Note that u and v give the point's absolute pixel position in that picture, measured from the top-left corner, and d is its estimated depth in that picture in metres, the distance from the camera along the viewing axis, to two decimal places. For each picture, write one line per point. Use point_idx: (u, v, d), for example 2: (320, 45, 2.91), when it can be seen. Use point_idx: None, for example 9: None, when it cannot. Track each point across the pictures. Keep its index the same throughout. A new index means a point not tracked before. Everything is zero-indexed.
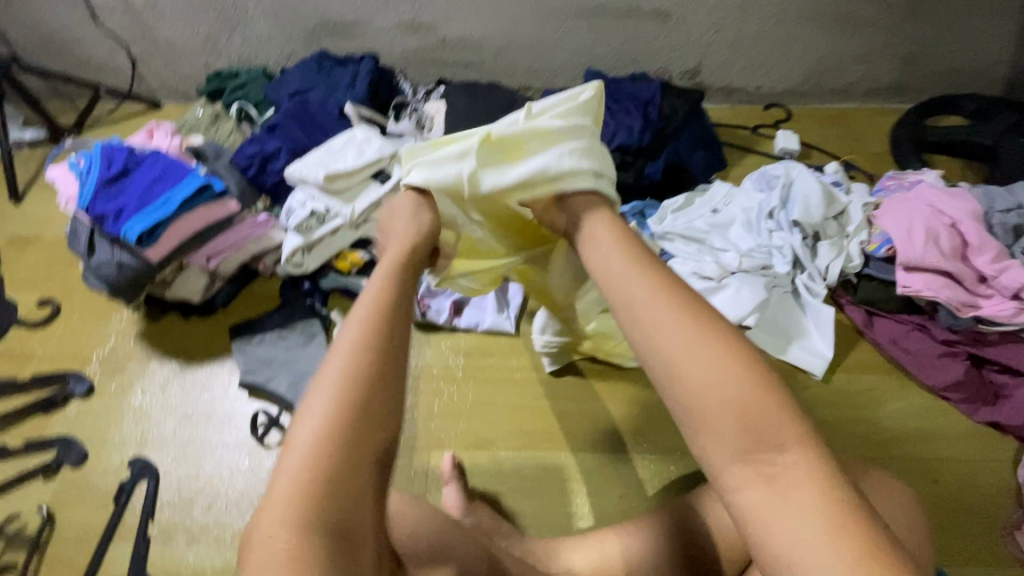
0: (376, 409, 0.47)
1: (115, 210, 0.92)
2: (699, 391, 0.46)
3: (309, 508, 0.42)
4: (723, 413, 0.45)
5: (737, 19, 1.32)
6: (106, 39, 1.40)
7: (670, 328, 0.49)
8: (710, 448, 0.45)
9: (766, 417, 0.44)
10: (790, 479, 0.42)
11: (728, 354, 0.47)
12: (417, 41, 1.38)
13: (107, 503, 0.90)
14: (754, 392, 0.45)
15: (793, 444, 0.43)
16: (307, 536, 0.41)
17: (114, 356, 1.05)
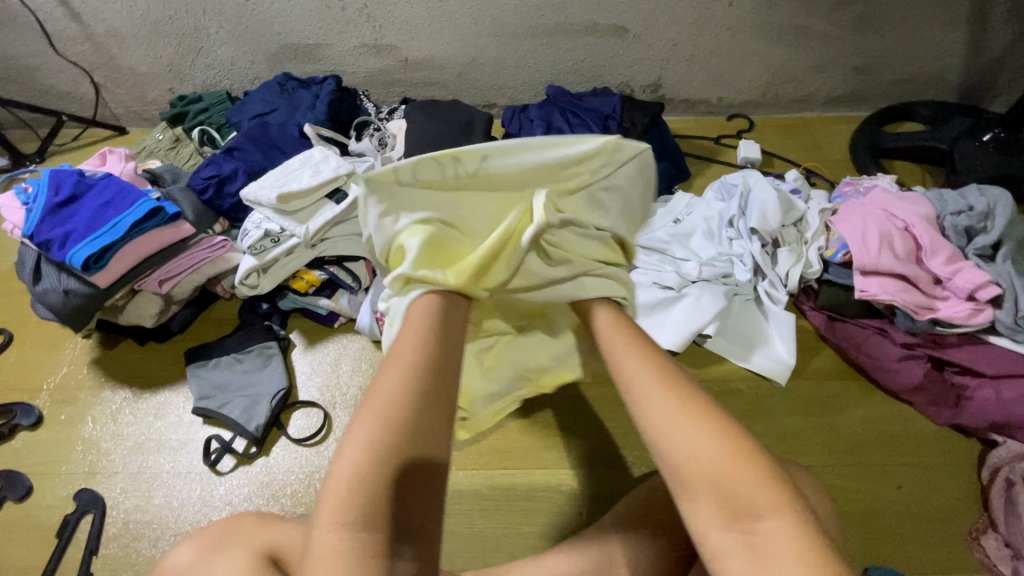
0: (425, 427, 0.49)
1: (61, 236, 0.90)
2: (681, 464, 0.48)
3: (356, 510, 0.45)
4: (705, 484, 0.47)
5: (694, 33, 1.33)
6: (67, 68, 1.40)
7: (658, 405, 0.52)
8: (693, 516, 0.47)
9: (744, 485, 0.46)
10: (768, 546, 0.44)
11: (710, 427, 0.49)
12: (380, 62, 1.39)
13: (50, 539, 0.87)
14: (741, 465, 0.47)
15: (773, 511, 0.45)
16: (353, 530, 0.45)
17: (66, 385, 1.03)
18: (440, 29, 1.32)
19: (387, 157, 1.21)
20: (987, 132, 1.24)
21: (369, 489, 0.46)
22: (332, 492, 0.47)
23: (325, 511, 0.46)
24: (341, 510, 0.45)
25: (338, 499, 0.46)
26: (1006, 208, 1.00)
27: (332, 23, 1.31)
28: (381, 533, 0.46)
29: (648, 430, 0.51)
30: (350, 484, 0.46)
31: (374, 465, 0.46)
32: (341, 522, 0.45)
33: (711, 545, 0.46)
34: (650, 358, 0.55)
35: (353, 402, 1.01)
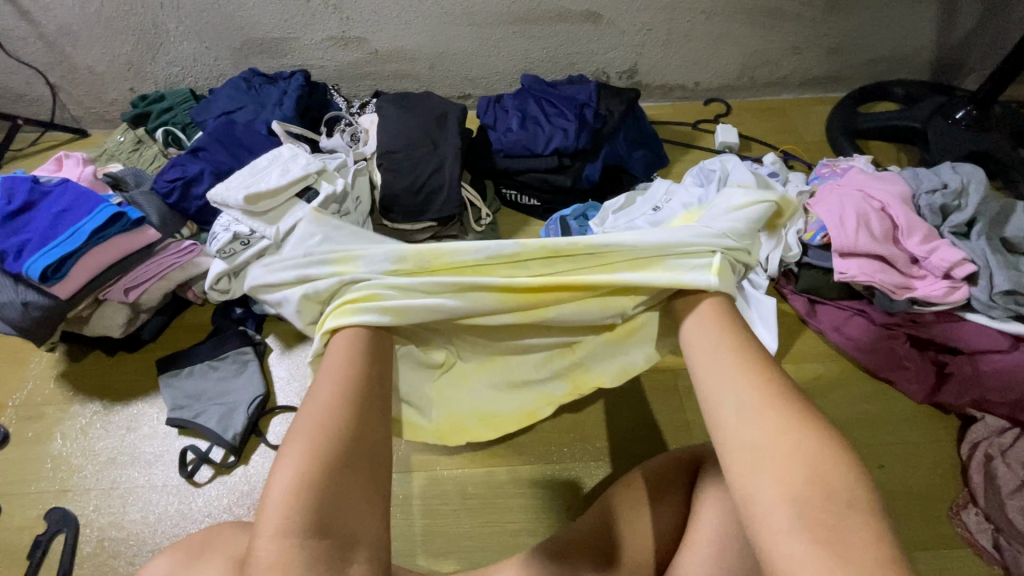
0: (358, 437, 0.46)
1: (17, 246, 0.86)
2: (777, 437, 0.44)
3: (296, 523, 0.41)
4: (805, 460, 0.42)
5: (668, 17, 1.31)
6: (20, 69, 1.34)
7: (758, 378, 0.48)
8: (769, 483, 0.42)
9: (846, 475, 0.41)
10: (858, 533, 0.39)
11: (816, 416, 0.45)
12: (349, 55, 1.35)
13: (20, 562, 0.84)
14: (844, 458, 0.42)
15: (870, 506, 0.40)
16: (289, 547, 0.40)
17: (33, 401, 0.99)
18: (409, 19, 1.29)
19: (360, 153, 1.18)
20: (960, 110, 1.25)
21: (307, 503, 0.41)
22: (266, 514, 0.41)
23: (257, 533, 0.41)
24: (277, 528, 0.40)
25: (271, 515, 0.41)
26: (979, 184, 1.00)
27: (296, 15, 1.27)
28: (321, 550, 0.40)
29: (744, 398, 0.47)
30: (284, 499, 0.41)
31: (311, 477, 0.42)
32: (278, 541, 0.40)
33: (785, 520, 0.41)
34: (723, 352, 0.51)
35: None
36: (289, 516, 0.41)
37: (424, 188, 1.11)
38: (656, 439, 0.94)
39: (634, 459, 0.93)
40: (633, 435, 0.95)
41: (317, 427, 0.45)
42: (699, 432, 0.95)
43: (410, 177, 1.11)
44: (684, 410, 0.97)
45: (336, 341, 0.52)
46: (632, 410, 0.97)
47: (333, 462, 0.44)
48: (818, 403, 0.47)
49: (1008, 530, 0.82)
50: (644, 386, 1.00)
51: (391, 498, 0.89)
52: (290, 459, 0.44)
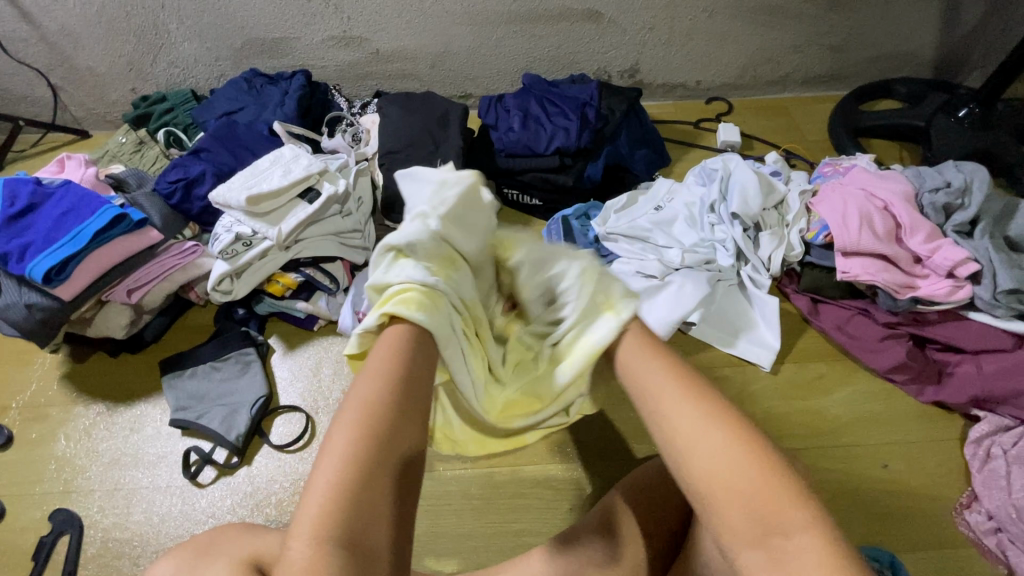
0: (394, 442, 0.44)
1: (20, 248, 0.86)
2: (705, 478, 0.43)
3: (332, 527, 0.40)
4: (736, 498, 0.42)
5: (669, 16, 1.31)
6: (21, 70, 1.34)
7: (680, 412, 0.46)
8: (723, 530, 0.43)
9: (776, 503, 0.41)
10: (797, 562, 0.39)
11: (741, 442, 0.44)
12: (350, 55, 1.35)
13: (24, 563, 0.84)
14: (773, 482, 0.42)
15: (804, 529, 0.40)
16: (323, 553, 0.39)
17: (36, 402, 0.99)
18: (410, 19, 1.29)
19: (362, 153, 1.18)
20: (962, 109, 1.25)
21: (342, 510, 0.41)
22: (303, 518, 0.41)
23: (294, 535, 0.40)
24: (313, 532, 0.40)
25: (308, 520, 0.41)
26: (983, 182, 1.00)
27: (297, 15, 1.27)
28: (355, 557, 0.40)
29: (668, 438, 0.46)
30: (323, 504, 0.41)
31: (350, 484, 0.41)
32: (315, 544, 0.39)
33: (739, 563, 0.42)
34: (653, 388, 0.49)
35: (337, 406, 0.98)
36: (325, 519, 0.40)
37: None
38: None
39: (637, 459, 0.92)
40: (636, 436, 0.95)
41: (354, 429, 0.43)
42: None
43: None
44: None
45: (390, 330, 0.49)
46: (635, 410, 0.97)
47: (371, 468, 0.42)
48: (740, 423, 0.45)
49: (1011, 530, 0.81)
50: None
51: None
52: (327, 461, 0.42)
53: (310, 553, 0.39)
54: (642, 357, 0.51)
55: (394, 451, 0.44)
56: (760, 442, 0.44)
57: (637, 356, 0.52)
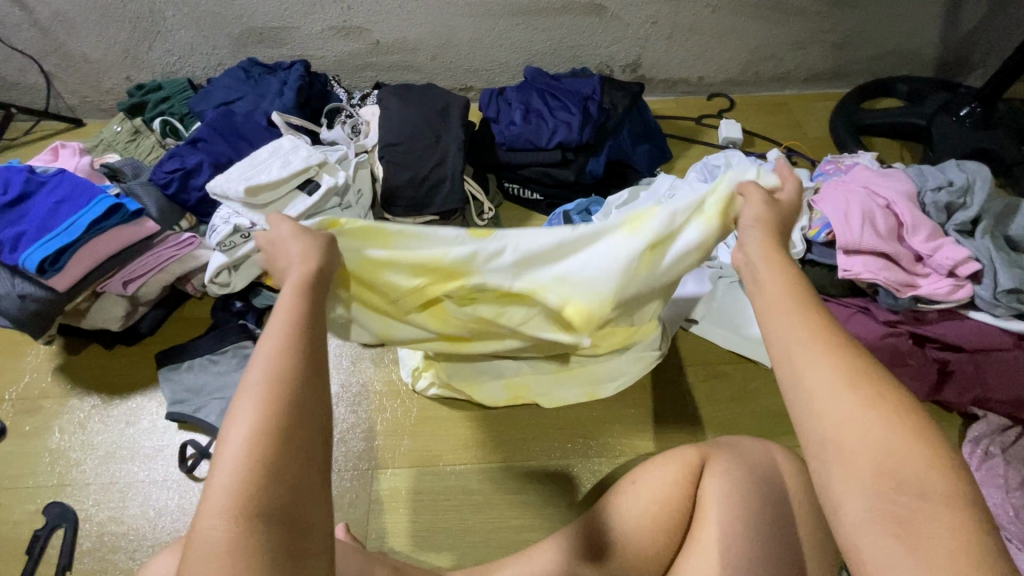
0: (305, 401, 0.40)
1: (14, 238, 0.85)
2: (848, 426, 0.39)
3: (249, 501, 0.36)
4: (865, 449, 0.38)
5: (673, 11, 1.30)
6: (13, 56, 1.31)
7: (814, 360, 0.41)
8: (839, 478, 0.38)
9: (908, 463, 0.37)
10: (925, 525, 0.35)
11: (884, 395, 0.39)
12: (350, 45, 1.33)
13: (19, 556, 0.83)
14: (914, 443, 0.37)
15: (943, 496, 0.36)
16: (246, 533, 0.35)
17: (30, 394, 0.98)
18: (411, 10, 1.27)
19: (362, 144, 1.16)
20: (964, 108, 1.25)
21: (260, 484, 0.37)
22: (214, 491, 0.37)
23: (204, 512, 0.36)
24: (228, 510, 0.36)
25: (224, 493, 0.36)
26: (985, 182, 1.00)
27: (297, 4, 1.25)
28: (282, 534, 0.36)
29: (798, 379, 0.41)
30: (237, 477, 0.37)
31: (263, 447, 0.38)
32: (232, 521, 0.36)
33: (845, 511, 0.38)
34: (788, 327, 0.44)
35: (336, 402, 0.97)
36: (244, 486, 0.37)
37: (426, 182, 1.10)
38: (659, 436, 0.94)
39: (637, 455, 0.92)
40: (636, 432, 0.94)
41: (267, 383, 0.40)
42: (704, 431, 0.95)
43: (412, 170, 1.10)
44: (687, 407, 0.97)
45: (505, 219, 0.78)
46: (635, 406, 0.97)
47: (282, 437, 0.38)
48: (886, 378, 0.40)
49: (1009, 529, 0.82)
50: (648, 382, 1.00)
51: (392, 493, 0.88)
52: (239, 421, 0.39)
53: (230, 530, 0.35)
54: (786, 296, 0.46)
55: (311, 406, 0.41)
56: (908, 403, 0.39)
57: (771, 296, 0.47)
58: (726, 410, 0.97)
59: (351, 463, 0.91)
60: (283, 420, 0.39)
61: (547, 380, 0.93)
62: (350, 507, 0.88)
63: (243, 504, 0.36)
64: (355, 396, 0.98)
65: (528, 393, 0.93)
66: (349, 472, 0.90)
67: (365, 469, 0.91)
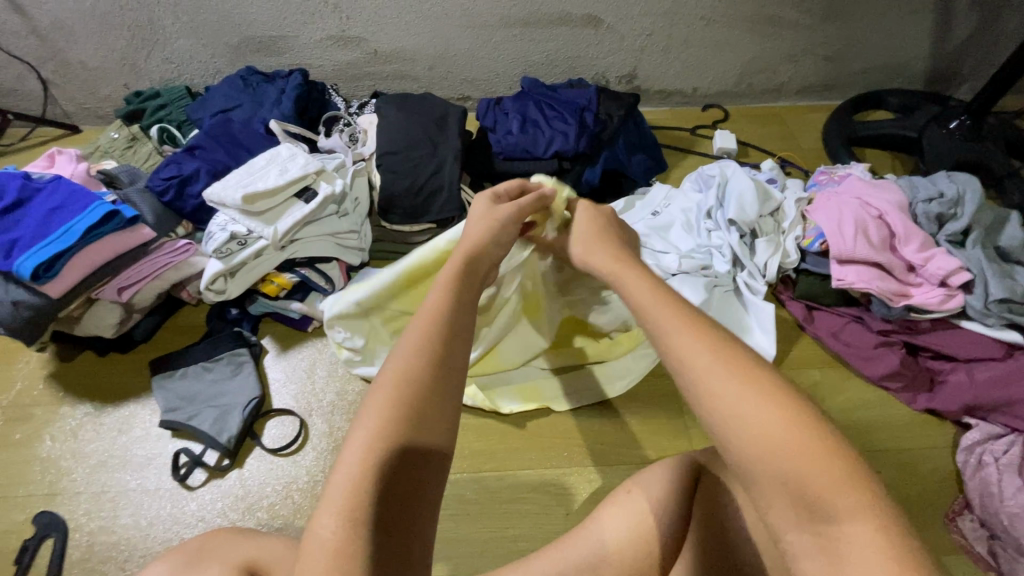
0: (425, 414, 0.49)
1: (8, 244, 0.84)
2: (758, 454, 0.42)
3: (360, 506, 0.44)
4: (777, 470, 0.41)
5: (668, 23, 1.32)
6: (10, 62, 1.31)
7: (719, 383, 0.44)
8: (774, 507, 0.42)
9: (820, 485, 0.39)
10: (849, 547, 0.38)
11: (791, 417, 0.42)
12: (348, 55, 1.34)
13: (7, 565, 0.82)
14: (823, 461, 0.40)
15: (855, 516, 0.38)
16: (355, 534, 0.43)
17: (21, 402, 0.97)
18: (409, 20, 1.28)
19: (359, 153, 1.17)
20: (953, 119, 1.27)
21: (372, 487, 0.45)
22: (336, 489, 0.45)
23: (322, 513, 0.44)
24: (342, 510, 0.44)
25: (342, 492, 0.44)
26: (975, 194, 1.02)
27: (296, 14, 1.26)
28: (387, 532, 0.44)
29: (708, 407, 0.44)
30: (354, 481, 0.45)
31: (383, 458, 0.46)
32: (342, 521, 0.43)
33: (787, 542, 0.41)
34: (684, 347, 0.48)
35: (331, 409, 0.97)
36: (358, 491, 0.44)
37: (423, 190, 1.10)
38: (656, 445, 0.94)
39: (633, 464, 0.92)
40: (632, 441, 0.94)
41: (388, 403, 0.48)
42: (700, 439, 0.95)
43: (409, 178, 1.10)
44: (683, 415, 0.97)
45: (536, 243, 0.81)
46: (631, 414, 0.97)
47: (404, 441, 0.47)
48: (789, 392, 0.43)
49: (1003, 537, 0.82)
50: (644, 392, 1.00)
51: None
52: (360, 435, 0.47)
53: (337, 530, 0.43)
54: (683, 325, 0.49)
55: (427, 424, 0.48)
56: (818, 421, 0.42)
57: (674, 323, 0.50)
58: None
59: None
60: (400, 436, 0.47)
61: (558, 385, 1.00)
62: None
63: (352, 509, 0.44)
64: (352, 404, 0.98)
65: (541, 394, 0.97)
66: None
67: None
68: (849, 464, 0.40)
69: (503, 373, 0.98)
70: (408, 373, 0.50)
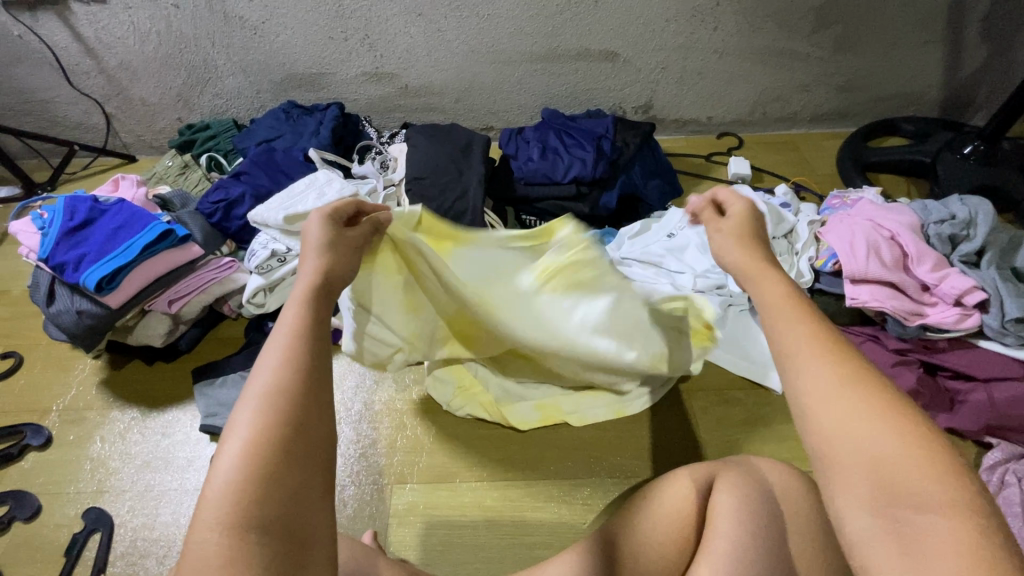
0: (308, 419, 0.44)
1: (76, 259, 0.93)
2: (837, 438, 0.41)
3: (252, 511, 0.39)
4: (852, 456, 0.40)
5: (682, 57, 1.39)
6: (80, 99, 1.45)
7: (812, 368, 0.44)
8: (837, 491, 0.40)
9: (905, 469, 0.38)
10: (924, 542, 0.36)
11: (887, 406, 0.41)
12: (381, 89, 1.45)
13: (56, 556, 0.87)
14: (913, 453, 0.38)
15: (940, 505, 0.36)
16: (243, 544, 0.38)
17: (75, 406, 1.05)
18: (438, 57, 1.38)
19: (390, 179, 1.25)
20: (967, 145, 1.29)
21: (261, 491, 0.40)
22: (211, 497, 0.40)
23: (201, 521, 0.39)
24: (225, 519, 0.39)
25: (221, 499, 0.39)
26: (988, 216, 1.03)
27: (335, 53, 1.37)
28: (285, 543, 0.40)
29: (795, 390, 0.44)
30: (241, 481, 0.40)
31: (264, 462, 0.41)
32: (229, 532, 0.38)
33: (847, 529, 0.40)
34: (784, 335, 0.47)
35: (359, 418, 1.02)
36: (243, 493, 0.40)
37: (449, 214, 1.17)
38: (671, 458, 0.96)
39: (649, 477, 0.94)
40: (645, 454, 0.96)
41: (263, 402, 0.44)
42: (715, 454, 0.96)
43: (436, 202, 1.17)
44: (697, 431, 0.99)
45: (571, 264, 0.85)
46: (644, 429, 0.99)
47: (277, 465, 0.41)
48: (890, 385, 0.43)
49: None
50: (661, 408, 1.02)
51: (408, 508, 0.92)
52: (238, 430, 0.42)
53: (224, 539, 0.38)
54: (791, 314, 0.48)
55: (312, 426, 0.44)
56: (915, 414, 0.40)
57: (782, 311, 0.49)
58: (736, 432, 0.99)
59: (371, 476, 0.95)
60: (282, 438, 0.42)
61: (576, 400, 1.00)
62: (367, 520, 0.91)
63: (238, 514, 0.39)
64: (378, 413, 1.03)
65: (559, 411, 0.99)
66: (368, 486, 0.94)
67: (385, 486, 0.94)
68: (940, 462, 0.38)
69: (519, 389, 1.00)
70: (287, 369, 0.46)
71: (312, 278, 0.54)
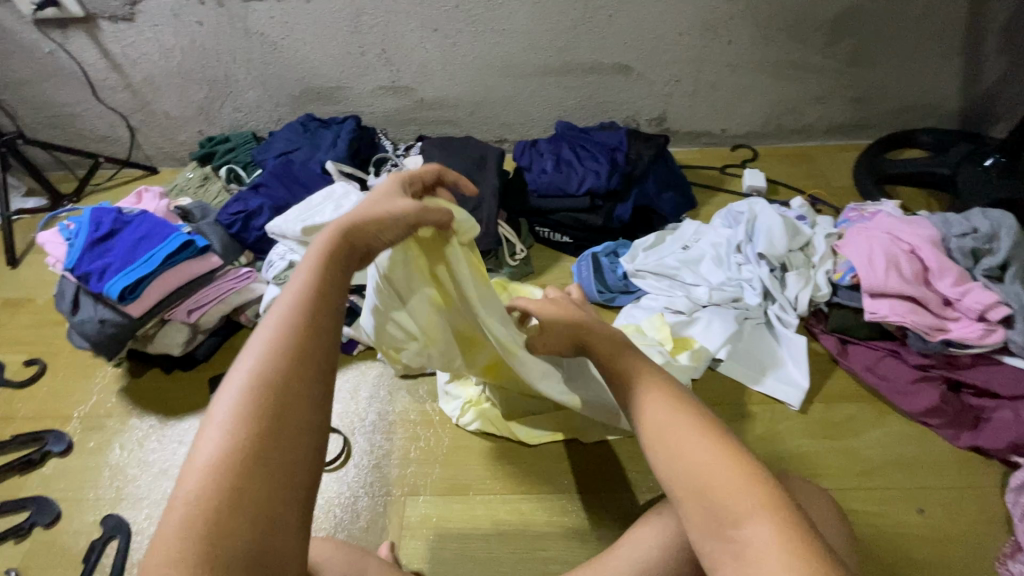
0: (293, 414, 0.41)
1: (100, 269, 0.96)
2: (677, 470, 0.45)
3: (217, 505, 0.36)
4: (689, 481, 0.44)
5: (695, 69, 1.39)
6: (106, 113, 1.49)
7: (649, 408, 0.50)
8: (688, 521, 0.44)
9: (727, 488, 0.42)
10: (750, 554, 0.39)
11: (703, 428, 0.46)
12: (396, 102, 1.47)
13: (74, 563, 0.88)
14: (732, 472, 0.42)
15: (754, 516, 0.40)
16: (206, 548, 0.35)
17: (95, 413, 1.06)
18: (453, 71, 1.40)
19: None
20: (989, 157, 1.27)
21: (232, 486, 0.37)
22: (179, 491, 0.37)
23: (166, 518, 0.36)
24: (186, 519, 0.36)
25: (188, 492, 0.37)
26: (1011, 229, 1.01)
27: (352, 67, 1.39)
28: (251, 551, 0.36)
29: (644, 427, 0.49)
30: (211, 472, 0.37)
31: (237, 458, 0.38)
32: (189, 535, 0.35)
33: (705, 557, 0.42)
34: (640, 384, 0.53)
35: (373, 429, 1.03)
36: (207, 491, 0.37)
37: None
38: None
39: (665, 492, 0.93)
40: None
41: (244, 389, 0.41)
42: None
43: None
44: None
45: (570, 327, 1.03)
46: None
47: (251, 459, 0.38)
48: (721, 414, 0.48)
49: None
50: None
51: (420, 520, 0.91)
52: (214, 419, 0.40)
53: (182, 540, 0.35)
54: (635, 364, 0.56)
55: (294, 419, 0.41)
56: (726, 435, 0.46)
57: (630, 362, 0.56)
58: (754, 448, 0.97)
59: (385, 488, 0.95)
60: (259, 428, 0.39)
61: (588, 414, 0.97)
62: (380, 531, 0.91)
63: (200, 516, 0.36)
64: (391, 423, 1.03)
65: (574, 425, 0.97)
66: (380, 498, 0.94)
67: (399, 498, 0.94)
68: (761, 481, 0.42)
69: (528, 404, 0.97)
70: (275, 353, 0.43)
71: (333, 240, 0.53)
